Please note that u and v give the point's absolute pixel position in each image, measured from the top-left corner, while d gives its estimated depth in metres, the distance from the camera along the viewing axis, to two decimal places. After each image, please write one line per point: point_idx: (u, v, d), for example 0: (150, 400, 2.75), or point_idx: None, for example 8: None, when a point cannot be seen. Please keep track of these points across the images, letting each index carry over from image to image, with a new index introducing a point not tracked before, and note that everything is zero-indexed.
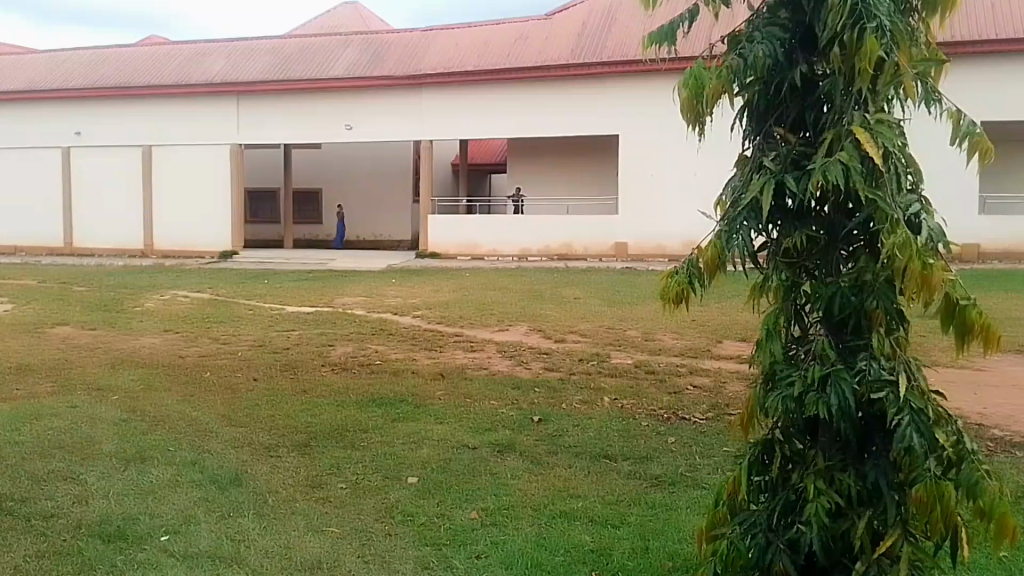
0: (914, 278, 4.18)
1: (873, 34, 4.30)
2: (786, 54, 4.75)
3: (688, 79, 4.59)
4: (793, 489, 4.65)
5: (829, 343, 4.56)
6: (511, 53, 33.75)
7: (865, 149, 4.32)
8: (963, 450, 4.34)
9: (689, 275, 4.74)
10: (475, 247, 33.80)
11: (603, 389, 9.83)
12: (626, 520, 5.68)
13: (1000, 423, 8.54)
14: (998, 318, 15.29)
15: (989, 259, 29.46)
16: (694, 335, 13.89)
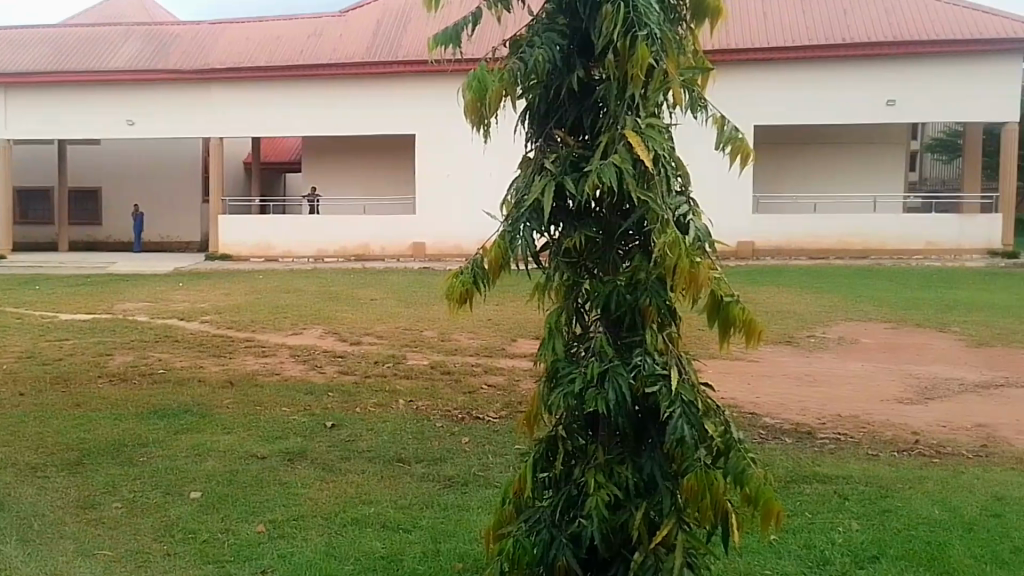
0: (683, 275, 4.10)
1: (644, 42, 4.17)
2: (566, 58, 4.53)
3: (472, 81, 4.38)
4: (575, 484, 4.44)
5: (607, 339, 4.37)
6: (306, 49, 32.37)
7: (636, 151, 4.17)
8: (730, 439, 4.26)
9: (472, 275, 4.48)
10: (268, 248, 31.54)
11: (397, 391, 9.76)
12: (418, 523, 5.66)
13: (769, 411, 8.90)
14: (770, 309, 16.27)
15: (762, 256, 28.79)
16: (489, 334, 13.97)
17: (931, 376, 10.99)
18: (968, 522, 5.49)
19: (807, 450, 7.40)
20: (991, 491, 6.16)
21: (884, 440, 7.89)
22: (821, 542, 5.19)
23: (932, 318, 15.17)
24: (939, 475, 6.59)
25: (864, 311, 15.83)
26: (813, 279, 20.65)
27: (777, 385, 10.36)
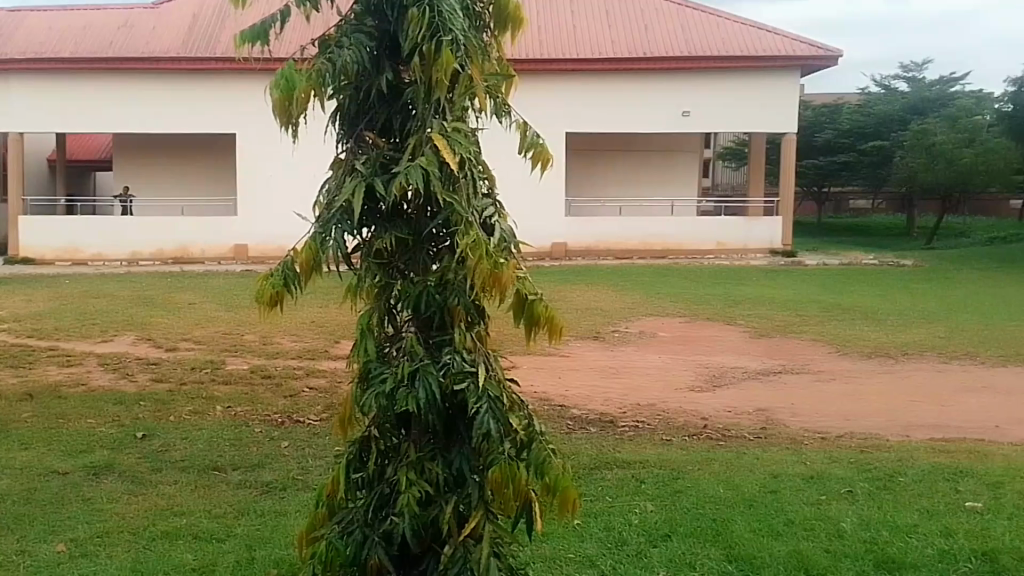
0: (486, 276, 3.99)
1: (448, 48, 4.01)
2: (376, 59, 4.30)
3: (279, 80, 4.01)
4: (387, 483, 4.41)
5: (417, 339, 4.27)
6: (105, 37, 27.84)
7: (442, 155, 4.02)
8: (532, 432, 4.27)
9: (284, 278, 4.16)
10: (70, 250, 25.64)
11: (213, 398, 9.39)
12: (231, 532, 5.56)
13: (576, 402, 7.92)
14: (596, 293, 16.18)
15: (573, 257, 25.78)
16: (313, 337, 13.49)
17: (723, 352, 11.17)
18: (752, 495, 4.67)
19: (606, 436, 6.47)
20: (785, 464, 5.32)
21: (679, 424, 7.10)
22: (617, 524, 4.54)
23: (745, 300, 15.62)
24: (733, 454, 5.64)
25: (659, 302, 15.47)
26: (620, 279, 18.49)
27: (588, 365, 10.27)
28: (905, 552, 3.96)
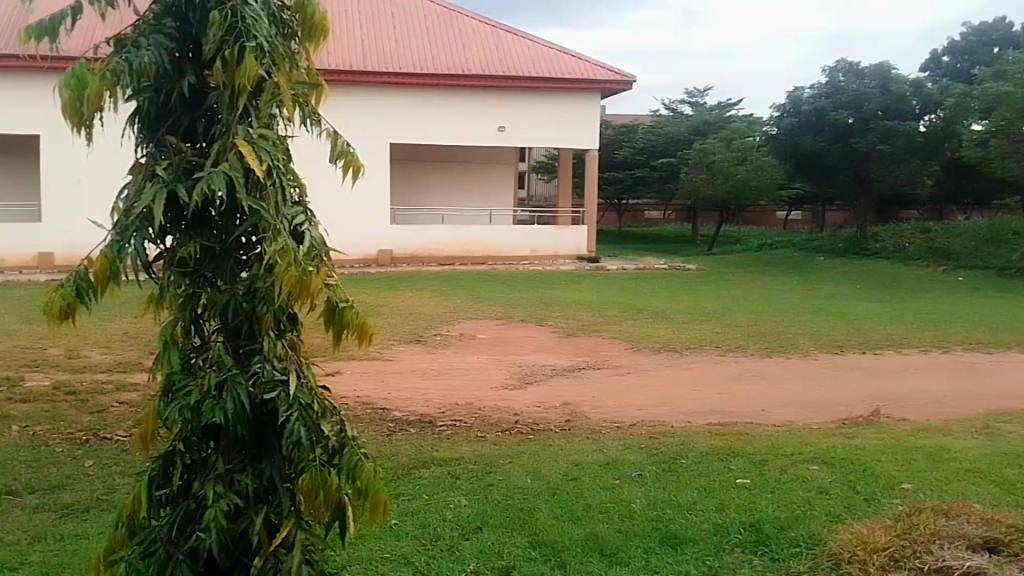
0: (291, 287, 3.03)
1: (252, 55, 2.99)
2: (177, 58, 3.19)
3: (68, 79, 2.88)
4: (193, 498, 3.48)
5: (226, 351, 3.29)
6: None
7: (248, 162, 2.99)
8: (344, 438, 3.40)
9: (74, 295, 3.01)
10: None
11: (9, 417, 7.84)
12: (26, 560, 4.81)
13: (396, 399, 6.54)
14: (440, 285, 14.99)
15: (397, 262, 20.56)
16: (127, 348, 11.28)
17: (593, 322, 10.32)
18: (553, 487, 4.71)
19: (428, 436, 5.63)
20: (595, 444, 5.28)
21: (494, 421, 5.94)
22: (433, 519, 4.43)
23: (592, 287, 15.08)
24: (541, 446, 5.32)
25: (447, 289, 14.29)
26: (427, 276, 16.80)
27: (455, 345, 8.81)
28: (685, 529, 4.16)
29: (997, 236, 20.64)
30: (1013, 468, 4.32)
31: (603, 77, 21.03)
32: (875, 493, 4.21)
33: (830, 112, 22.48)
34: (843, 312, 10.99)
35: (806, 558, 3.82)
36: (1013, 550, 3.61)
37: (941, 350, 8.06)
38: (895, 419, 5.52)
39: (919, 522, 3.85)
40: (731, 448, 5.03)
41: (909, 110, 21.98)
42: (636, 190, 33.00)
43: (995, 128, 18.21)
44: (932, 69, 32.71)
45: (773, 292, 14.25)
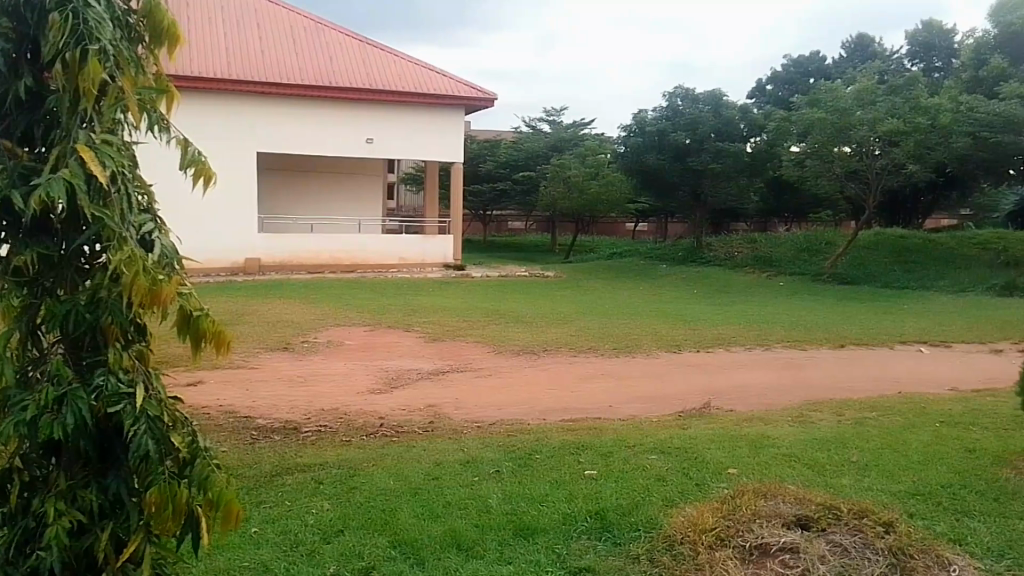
0: (139, 297, 2.56)
1: (97, 58, 2.62)
2: (13, 60, 2.76)
3: None
4: (32, 517, 2.84)
5: (65, 362, 2.70)
6: None
7: (90, 167, 2.54)
8: (199, 448, 2.89)
9: None
10: None
11: None
12: None
13: (256, 406, 6.50)
14: (307, 292, 14.93)
15: (265, 271, 20.16)
16: None
17: (453, 325, 10.58)
18: (414, 487, 4.82)
19: (292, 442, 5.65)
20: (454, 444, 5.47)
21: (359, 426, 6.04)
22: (294, 524, 4.36)
23: (446, 293, 15.48)
24: (402, 448, 5.46)
25: (309, 297, 14.18)
26: (303, 285, 16.58)
27: (315, 351, 8.80)
28: (537, 519, 4.37)
29: (814, 245, 22.45)
30: (821, 451, 4.81)
31: (465, 94, 21.43)
32: (705, 479, 4.59)
33: (670, 133, 23.58)
34: (679, 314, 11.78)
35: (645, 541, 4.11)
36: (820, 525, 3.94)
37: (762, 346, 8.68)
38: (723, 411, 6.01)
39: (742, 503, 4.19)
40: (581, 442, 5.35)
41: (735, 133, 23.34)
42: (500, 202, 33.72)
43: (811, 150, 19.81)
44: (758, 96, 35.31)
45: (617, 296, 15.06)
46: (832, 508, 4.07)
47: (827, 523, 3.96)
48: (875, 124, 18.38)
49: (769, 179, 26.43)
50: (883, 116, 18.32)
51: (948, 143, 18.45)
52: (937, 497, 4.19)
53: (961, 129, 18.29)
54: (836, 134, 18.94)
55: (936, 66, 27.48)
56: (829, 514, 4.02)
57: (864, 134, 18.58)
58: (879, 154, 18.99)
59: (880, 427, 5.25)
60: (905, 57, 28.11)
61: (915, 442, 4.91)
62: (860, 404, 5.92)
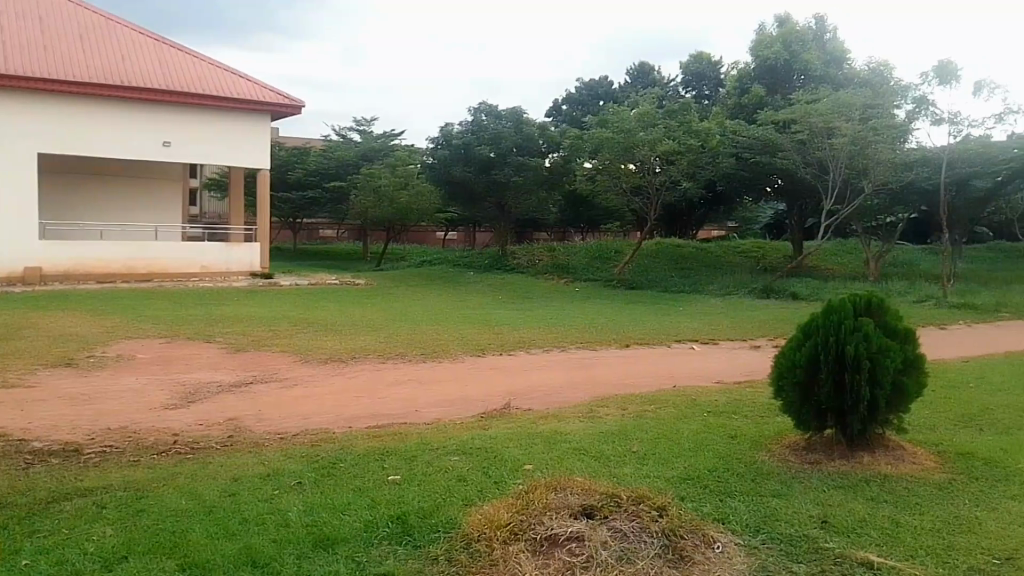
0: None
1: None
2: None
3: None
4: None
5: None
6: None
7: None
8: None
9: None
10: None
11: None
12: None
13: (27, 429, 5.97)
14: (94, 303, 13.87)
15: (47, 280, 18.59)
16: None
17: (252, 335, 10.27)
18: (210, 505, 4.63)
19: (73, 466, 5.26)
20: (255, 458, 5.36)
21: (150, 444, 5.72)
22: (70, 553, 4.02)
23: (235, 300, 15.05)
24: (198, 464, 5.27)
25: (86, 308, 13.16)
26: (105, 295, 15.37)
27: (93, 366, 8.18)
28: (337, 529, 4.30)
29: (605, 252, 24.61)
30: (607, 444, 5.16)
31: (273, 100, 20.94)
32: (503, 477, 4.78)
33: (475, 146, 24.11)
34: (474, 318, 12.19)
35: (443, 542, 4.17)
36: (603, 513, 4.14)
37: (558, 348, 9.17)
38: (521, 410, 6.29)
39: (534, 498, 4.34)
40: (385, 448, 5.41)
41: (536, 150, 24.28)
42: (309, 210, 33.27)
43: (602, 167, 21.02)
44: (556, 116, 37.58)
45: (413, 302, 15.37)
46: (614, 497, 4.29)
47: (608, 511, 4.17)
48: (655, 144, 19.95)
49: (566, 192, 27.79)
50: (662, 137, 19.95)
51: (715, 161, 20.95)
52: (704, 481, 4.61)
53: (726, 151, 20.84)
54: (624, 152, 20.30)
55: (705, 93, 30.12)
56: (611, 502, 4.25)
57: (645, 153, 20.12)
58: (658, 172, 20.70)
59: (658, 419, 5.72)
60: (682, 85, 31.10)
61: (686, 432, 5.40)
62: (640, 398, 6.43)
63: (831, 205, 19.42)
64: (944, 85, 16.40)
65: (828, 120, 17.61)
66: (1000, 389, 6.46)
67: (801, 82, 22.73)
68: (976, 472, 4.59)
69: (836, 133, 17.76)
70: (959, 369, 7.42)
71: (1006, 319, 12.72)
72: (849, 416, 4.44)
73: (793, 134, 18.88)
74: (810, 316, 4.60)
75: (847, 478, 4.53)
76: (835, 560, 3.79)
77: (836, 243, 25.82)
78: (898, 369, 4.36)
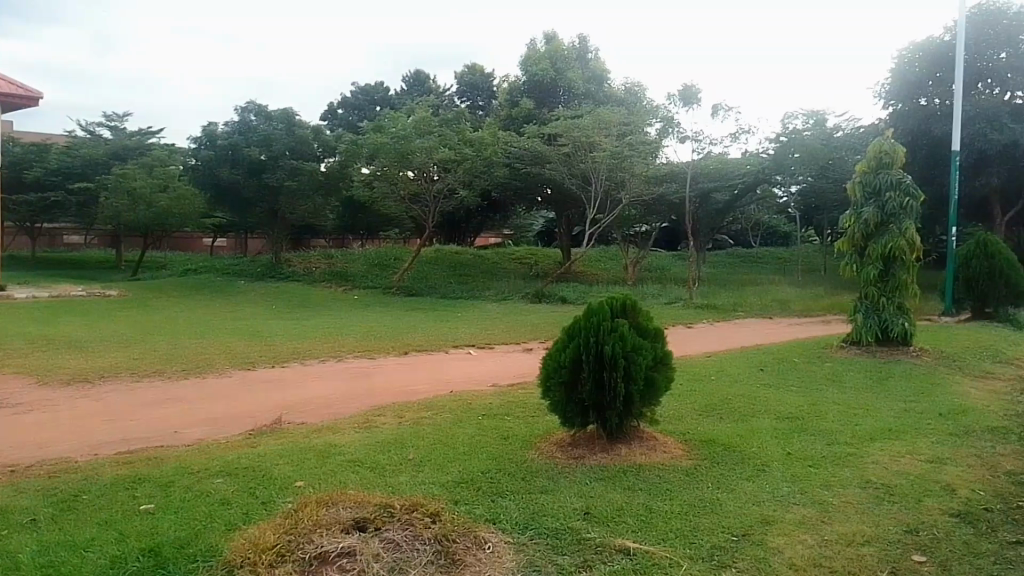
0: None
1: None
2: None
3: None
4: None
5: None
6: None
7: None
8: None
9: None
10: None
11: None
12: None
13: None
14: None
15: None
16: None
17: None
18: None
19: None
20: None
21: None
22: None
23: None
24: None
25: None
26: None
27: None
28: (78, 568, 3.79)
29: (383, 260, 24.53)
30: (383, 454, 5.12)
31: (6, 89, 18.47)
32: (271, 496, 4.55)
33: (243, 148, 23.08)
34: (229, 329, 11.60)
35: (201, 571, 3.78)
36: (376, 524, 4.01)
37: (335, 357, 8.98)
38: (295, 424, 6.06)
39: (303, 515, 4.12)
40: (141, 475, 4.94)
41: (310, 153, 23.75)
42: (53, 213, 29.97)
43: (379, 173, 20.84)
44: (330, 119, 37.16)
45: (157, 314, 14.32)
46: (387, 508, 4.19)
47: (381, 522, 4.04)
48: (430, 152, 20.16)
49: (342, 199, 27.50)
50: (436, 145, 20.25)
51: (490, 171, 21.34)
52: (477, 484, 4.70)
53: (499, 161, 21.45)
54: (399, 159, 20.24)
55: (479, 104, 31.20)
56: (383, 514, 4.12)
57: (422, 160, 20.20)
58: (436, 179, 21.04)
59: (434, 425, 5.76)
60: (457, 94, 32.03)
61: (461, 436, 5.49)
62: (416, 405, 6.45)
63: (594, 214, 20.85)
64: (687, 106, 18.25)
65: (589, 135, 19.14)
66: (735, 379, 7.28)
67: (564, 97, 24.09)
68: (717, 457, 5.09)
69: (596, 147, 19.33)
70: (705, 363, 8.25)
71: (741, 316, 14.43)
72: (608, 412, 4.73)
73: (558, 147, 20.17)
74: (574, 319, 4.85)
75: (607, 470, 4.82)
76: (596, 549, 4.00)
77: (600, 250, 27.81)
78: (650, 366, 4.73)
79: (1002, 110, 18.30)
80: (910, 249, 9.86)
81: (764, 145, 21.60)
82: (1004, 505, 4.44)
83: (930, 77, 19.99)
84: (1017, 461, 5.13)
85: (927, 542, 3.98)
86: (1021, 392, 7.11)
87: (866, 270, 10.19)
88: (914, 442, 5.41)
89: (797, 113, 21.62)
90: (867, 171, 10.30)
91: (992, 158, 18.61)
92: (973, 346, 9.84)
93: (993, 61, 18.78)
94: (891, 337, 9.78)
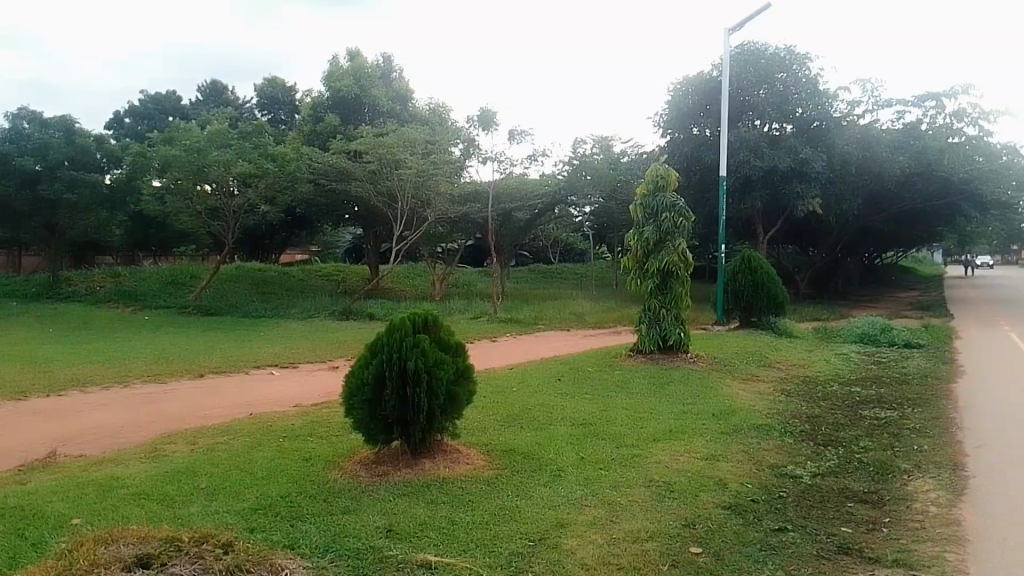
0: None
1: None
2: None
3: None
4: None
5: None
6: None
7: None
8: None
9: None
10: None
11: None
12: None
13: None
14: None
15: None
16: None
17: None
18: None
19: None
20: None
21: None
22: None
23: None
24: None
25: None
26: None
27: None
28: None
29: (179, 278, 23.18)
30: (172, 484, 4.84)
31: None
32: (42, 537, 4.14)
33: (14, 158, 20.90)
34: None
35: None
36: (160, 560, 3.64)
37: (119, 383, 8.35)
38: (71, 457, 5.58)
39: (76, 557, 3.71)
40: None
41: (93, 164, 22.10)
42: None
43: (171, 187, 19.82)
44: (116, 128, 34.69)
45: None
46: (174, 541, 3.84)
47: (167, 558, 3.67)
48: (227, 165, 19.35)
49: (132, 213, 25.68)
50: (234, 159, 19.45)
51: (294, 187, 20.92)
52: (276, 509, 4.54)
53: (303, 177, 20.85)
54: (196, 171, 19.24)
55: (281, 118, 30.47)
56: (170, 548, 3.76)
57: (220, 173, 19.36)
58: (234, 194, 20.30)
59: (230, 451, 5.52)
60: (257, 107, 31.08)
61: (260, 460, 5.31)
62: (211, 430, 6.17)
63: (401, 231, 20.91)
64: (485, 130, 18.85)
65: (394, 153, 19.04)
66: (531, 390, 7.56)
67: (368, 114, 24.06)
68: (517, 465, 5.28)
69: (402, 165, 19.29)
70: (496, 376, 8.50)
71: (541, 329, 15.03)
72: (411, 427, 4.77)
73: (363, 163, 19.88)
74: (377, 335, 4.84)
75: (410, 485, 4.86)
76: (398, 566, 3.96)
77: (409, 267, 27.99)
78: (451, 381, 4.83)
79: (761, 141, 20.31)
80: (684, 265, 10.74)
81: (559, 167, 22.78)
82: (767, 495, 4.95)
83: (698, 110, 21.50)
84: (778, 455, 5.76)
85: (701, 535, 4.33)
86: (781, 392, 7.97)
87: (646, 284, 10.95)
88: (692, 440, 5.91)
89: (587, 139, 22.81)
90: (647, 195, 11.05)
91: (755, 184, 20.66)
92: (740, 351, 10.88)
93: (754, 96, 20.72)
94: (670, 345, 10.61)
